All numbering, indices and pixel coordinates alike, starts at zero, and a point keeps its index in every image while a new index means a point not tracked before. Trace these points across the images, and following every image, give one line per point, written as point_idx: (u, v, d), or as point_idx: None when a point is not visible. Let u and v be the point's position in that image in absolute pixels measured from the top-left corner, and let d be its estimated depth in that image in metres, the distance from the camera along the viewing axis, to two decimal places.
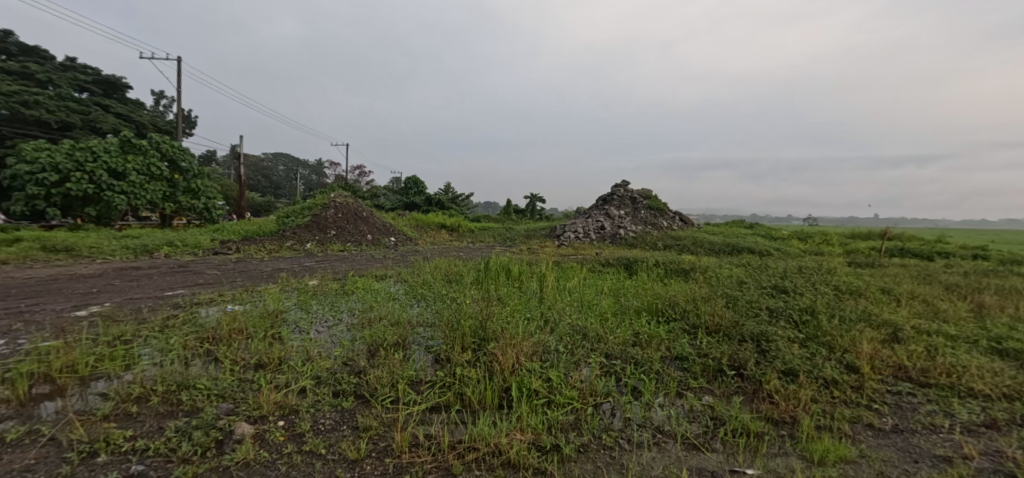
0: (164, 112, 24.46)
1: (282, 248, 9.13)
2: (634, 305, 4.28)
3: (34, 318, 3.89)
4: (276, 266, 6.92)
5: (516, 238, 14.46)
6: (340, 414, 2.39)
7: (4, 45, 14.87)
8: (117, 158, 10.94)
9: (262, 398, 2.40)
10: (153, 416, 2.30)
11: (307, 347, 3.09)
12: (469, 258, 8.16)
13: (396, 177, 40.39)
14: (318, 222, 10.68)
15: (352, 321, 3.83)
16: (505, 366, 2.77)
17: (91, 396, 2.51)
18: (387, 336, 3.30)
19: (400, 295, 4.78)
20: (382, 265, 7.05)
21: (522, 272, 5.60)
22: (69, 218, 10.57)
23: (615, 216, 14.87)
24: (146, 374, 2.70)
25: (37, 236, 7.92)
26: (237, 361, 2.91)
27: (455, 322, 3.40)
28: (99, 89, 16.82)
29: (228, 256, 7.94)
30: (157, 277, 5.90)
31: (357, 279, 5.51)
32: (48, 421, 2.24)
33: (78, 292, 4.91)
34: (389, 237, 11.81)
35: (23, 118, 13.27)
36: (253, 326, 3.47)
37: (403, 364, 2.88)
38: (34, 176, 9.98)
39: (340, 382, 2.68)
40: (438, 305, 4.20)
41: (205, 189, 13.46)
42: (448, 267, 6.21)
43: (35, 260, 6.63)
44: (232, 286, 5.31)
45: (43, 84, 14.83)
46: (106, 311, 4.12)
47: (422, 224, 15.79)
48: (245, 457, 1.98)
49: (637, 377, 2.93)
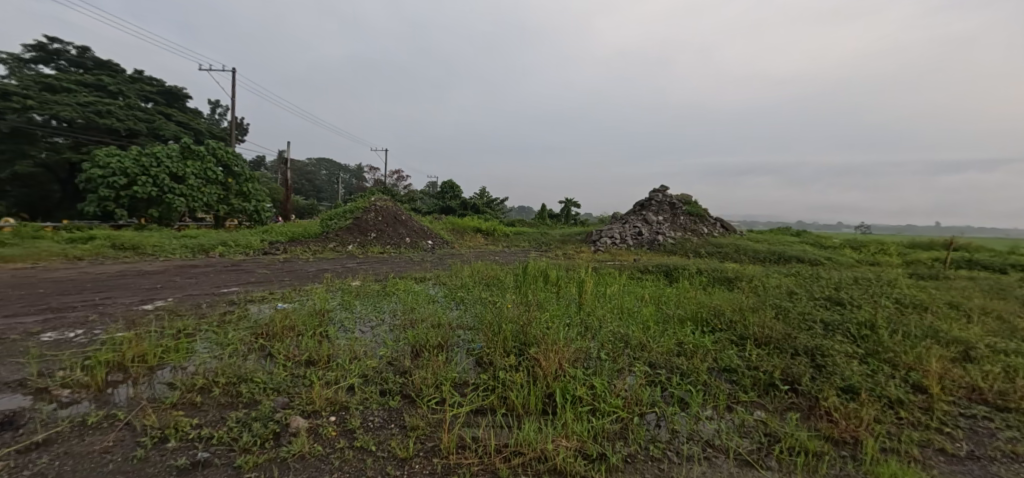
0: (219, 120, 26.10)
1: (325, 250, 9.52)
2: (678, 314, 4.15)
3: (107, 311, 4.22)
4: (319, 267, 7.16)
5: (551, 243, 14.38)
6: (387, 412, 2.45)
7: (81, 60, 16.26)
8: (177, 163, 11.75)
9: (314, 394, 2.49)
10: (215, 407, 2.43)
11: (353, 346, 3.19)
12: (505, 262, 8.25)
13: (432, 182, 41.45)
14: (360, 224, 11.05)
15: (394, 322, 3.91)
16: (548, 371, 2.77)
17: (159, 385, 2.68)
18: (429, 338, 3.36)
19: (439, 298, 4.86)
20: (421, 268, 7.16)
21: (560, 277, 5.55)
22: (134, 218, 11.43)
23: (652, 222, 14.58)
24: (207, 366, 2.88)
25: (108, 235, 8.59)
26: (288, 357, 3.03)
27: (496, 326, 3.43)
28: (162, 99, 18.10)
29: (276, 256, 8.35)
30: (212, 275, 6.26)
31: (397, 281, 5.64)
32: (122, 406, 2.41)
33: (143, 287, 5.27)
34: (427, 240, 12.06)
35: (96, 126, 14.47)
36: (303, 324, 3.62)
37: (446, 366, 2.93)
38: (105, 180, 10.81)
39: (386, 382, 2.74)
40: (478, 309, 4.24)
41: (254, 192, 14.22)
42: (485, 271, 6.24)
43: (106, 257, 7.21)
44: (281, 285, 5.57)
45: (115, 95, 16.09)
46: (169, 306, 4.41)
47: (458, 227, 15.97)
48: (301, 450, 2.05)
49: (683, 388, 2.84)
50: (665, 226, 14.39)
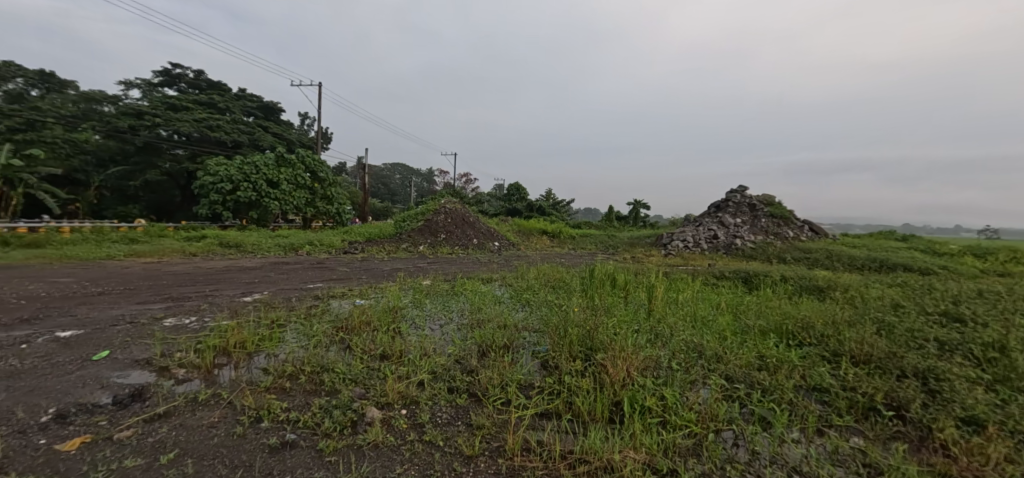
0: (308, 130, 28.72)
1: (399, 250, 10.08)
2: (759, 325, 3.82)
3: (215, 301, 4.81)
4: (393, 266, 7.60)
5: (618, 245, 14.02)
6: (455, 410, 2.52)
7: (198, 82, 18.69)
8: (272, 170, 13.09)
9: (387, 387, 2.63)
10: (302, 392, 2.65)
11: (424, 343, 3.32)
12: (571, 264, 8.17)
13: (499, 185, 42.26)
14: (430, 226, 11.56)
15: (462, 321, 4.03)
16: (615, 379, 2.69)
17: (255, 370, 2.98)
18: (496, 338, 3.41)
19: (505, 299, 4.93)
20: (488, 269, 7.32)
21: (628, 282, 5.38)
22: (238, 219, 12.90)
23: (728, 225, 13.66)
24: (295, 355, 3.15)
25: (217, 234, 9.77)
26: (365, 350, 3.23)
27: (562, 329, 3.41)
28: (261, 113, 20.27)
29: (355, 255, 9.01)
30: (301, 271, 6.88)
31: (465, 281, 5.81)
32: (225, 387, 2.72)
33: (244, 281, 5.93)
34: (494, 241, 12.30)
35: (208, 139, 16.54)
36: (377, 320, 3.85)
37: (511, 367, 2.96)
38: (215, 186, 12.33)
39: (454, 380, 2.82)
40: (543, 311, 4.24)
41: (336, 196, 15.42)
42: (550, 273, 6.23)
43: (215, 254, 8.21)
44: (359, 282, 5.98)
45: (223, 111, 18.29)
46: (264, 299, 4.91)
47: (524, 229, 16.11)
48: (375, 439, 2.17)
49: (765, 405, 2.61)
50: (744, 229, 13.40)
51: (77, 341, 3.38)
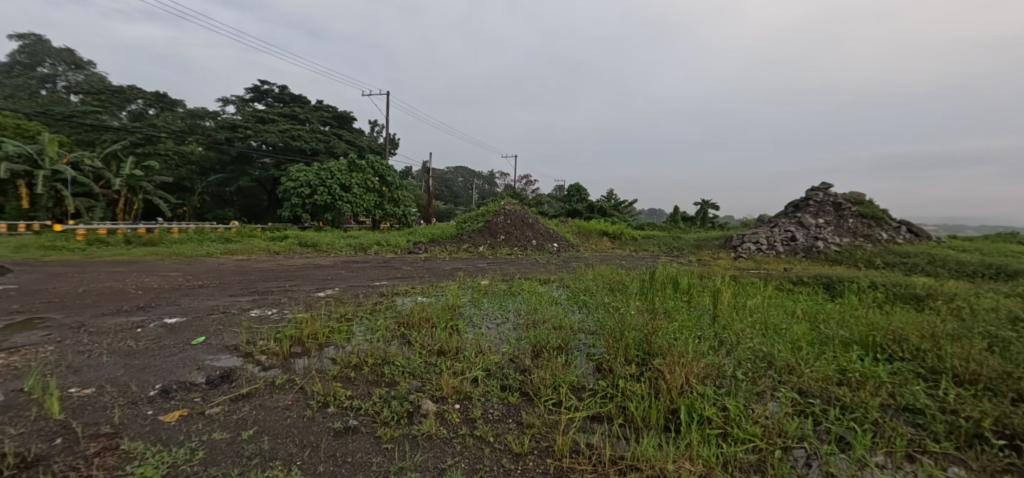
0: (377, 136, 30.51)
1: (460, 250, 10.39)
2: (841, 336, 3.46)
3: (294, 295, 5.27)
4: (454, 266, 7.85)
5: (684, 248, 13.38)
6: (506, 407, 2.55)
7: (282, 96, 20.56)
8: (345, 175, 14.07)
9: (443, 381, 2.72)
10: (365, 382, 2.82)
11: (479, 341, 3.40)
12: (632, 267, 7.94)
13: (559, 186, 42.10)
14: (491, 227, 11.79)
15: (517, 321, 4.07)
16: (672, 385, 2.58)
17: (325, 359, 3.23)
18: (550, 339, 3.41)
19: (562, 300, 4.90)
20: (546, 270, 7.35)
21: (692, 286, 5.13)
22: (315, 221, 14.01)
23: (809, 226, 12.50)
24: (360, 347, 3.37)
25: (298, 235, 10.70)
26: (424, 346, 3.37)
27: (618, 332, 3.32)
28: (336, 123, 21.85)
29: (419, 255, 9.43)
30: (369, 270, 7.34)
31: (523, 282, 5.86)
32: (299, 373, 2.97)
33: (319, 278, 6.44)
34: (553, 243, 12.27)
35: (291, 148, 18.13)
36: (436, 317, 3.99)
37: (565, 369, 2.94)
38: (296, 190, 13.52)
39: (506, 378, 2.86)
40: (600, 313, 4.16)
41: (403, 199, 16.20)
42: (609, 275, 6.10)
43: (296, 253, 9.00)
44: (421, 281, 6.26)
45: (303, 121, 19.96)
46: (335, 294, 5.31)
47: (584, 230, 15.91)
48: (429, 430, 2.26)
49: (844, 424, 2.36)
50: (828, 230, 12.19)
51: (180, 327, 3.88)
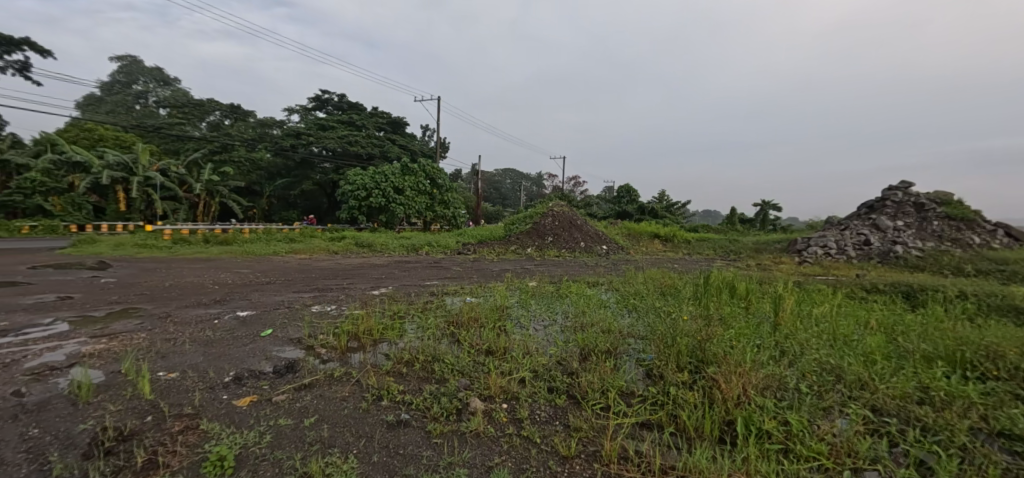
0: (428, 140, 31.48)
1: (508, 251, 10.49)
2: (923, 350, 3.14)
3: (352, 293, 5.57)
4: (502, 267, 7.94)
5: (742, 251, 12.69)
6: (554, 409, 2.54)
7: (341, 104, 21.75)
8: (398, 179, 14.64)
9: (490, 380, 2.76)
10: (416, 378, 2.92)
11: (526, 342, 3.41)
12: (686, 271, 7.65)
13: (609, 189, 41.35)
14: (538, 229, 11.80)
15: (565, 324, 4.04)
16: (727, 395, 2.46)
17: (380, 354, 3.38)
18: (599, 343, 3.36)
19: (610, 303, 4.81)
20: (595, 272, 7.25)
21: (750, 291, 4.87)
22: (370, 222, 14.68)
23: (886, 229, 11.45)
24: (412, 344, 3.50)
25: (354, 236, 11.27)
26: (472, 345, 3.44)
27: (669, 338, 3.22)
28: (390, 128, 22.78)
29: (468, 256, 9.62)
30: (421, 269, 7.59)
31: (571, 284, 5.82)
32: (355, 367, 3.13)
33: (374, 277, 6.76)
34: (602, 245, 12.07)
35: (348, 153, 19.12)
36: (484, 317, 4.06)
37: (613, 373, 2.89)
38: (354, 193, 14.25)
39: (554, 380, 2.86)
40: (651, 318, 4.04)
41: (452, 201, 16.59)
42: (661, 279, 5.91)
43: (353, 252, 9.49)
44: (470, 281, 6.39)
45: (360, 127, 20.99)
46: (389, 293, 5.54)
47: (634, 232, 15.52)
48: (477, 428, 2.30)
49: (926, 448, 2.14)
50: (907, 233, 11.08)
51: (252, 320, 4.22)
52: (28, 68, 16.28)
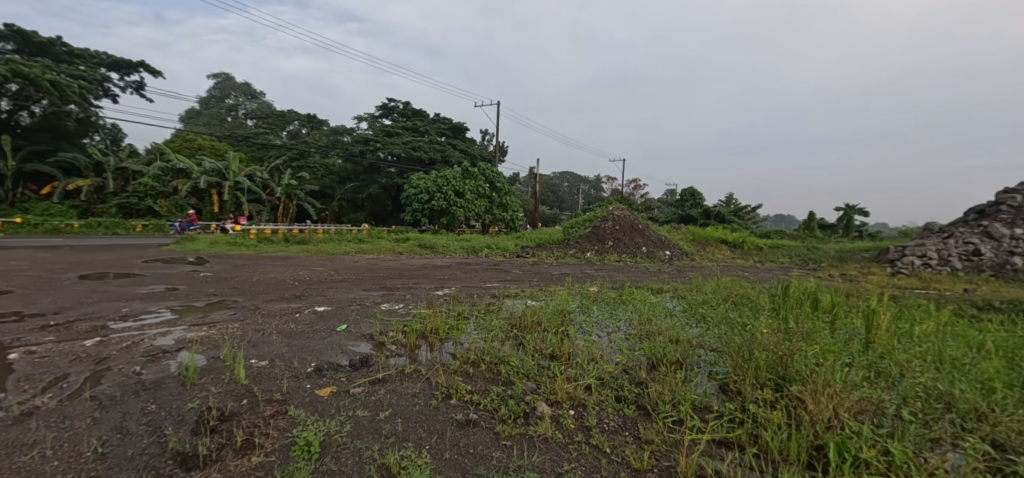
0: (486, 144, 32.10)
1: (567, 255, 10.42)
2: None
3: (418, 292, 5.80)
4: (562, 271, 7.90)
5: (823, 260, 11.67)
6: (623, 419, 2.47)
7: (405, 111, 22.78)
8: (459, 182, 15.06)
9: (556, 385, 2.75)
10: (483, 379, 2.97)
11: (590, 349, 3.36)
12: (761, 280, 7.17)
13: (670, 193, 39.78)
14: (598, 233, 11.61)
15: (630, 332, 3.93)
16: (816, 417, 2.26)
17: (445, 353, 3.48)
18: (668, 353, 3.23)
19: (677, 312, 4.62)
20: (659, 279, 7.00)
21: (836, 304, 4.46)
22: (432, 224, 15.23)
23: (1004, 237, 10.00)
24: (476, 345, 3.56)
25: (417, 237, 11.73)
26: (536, 348, 3.44)
27: (746, 351, 3.02)
28: (450, 133, 23.48)
29: (527, 259, 9.68)
30: (482, 271, 7.73)
31: (633, 290, 5.66)
32: (424, 364, 3.25)
33: (437, 277, 6.98)
34: (665, 250, 11.62)
35: (411, 158, 19.97)
36: (547, 321, 4.05)
37: (684, 385, 2.76)
38: (417, 196, 14.88)
39: (621, 389, 2.78)
40: (723, 329, 3.82)
41: (511, 204, 16.77)
42: (732, 287, 5.59)
43: (417, 253, 9.88)
44: (531, 284, 6.40)
45: (422, 133, 21.84)
46: (452, 293, 5.70)
47: (699, 238, 14.80)
48: (544, 433, 2.30)
49: None
50: None
51: (328, 315, 4.53)
52: (143, 87, 18.69)
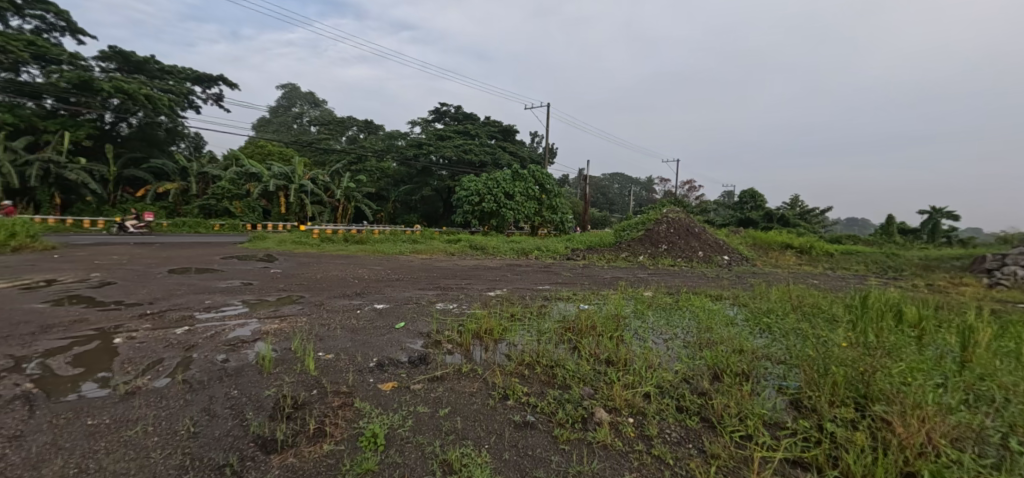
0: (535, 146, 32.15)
1: (619, 258, 10.21)
2: None
3: (471, 293, 5.91)
4: (614, 275, 7.75)
5: (906, 268, 10.62)
6: (685, 431, 2.38)
7: (457, 115, 23.31)
8: (509, 184, 15.19)
9: (614, 392, 2.70)
10: (538, 381, 2.97)
11: (648, 355, 3.27)
12: (834, 289, 6.65)
13: (727, 195, 37.84)
14: (651, 236, 11.29)
15: (688, 339, 3.78)
16: (907, 441, 2.06)
17: (500, 354, 3.52)
18: (732, 363, 3.07)
19: (739, 320, 4.39)
20: (719, 285, 6.69)
21: (925, 318, 4.05)
22: (482, 226, 15.50)
23: None
24: (529, 347, 3.57)
25: (468, 239, 11.96)
26: (591, 353, 3.40)
27: (821, 365, 2.81)
28: (501, 136, 23.72)
29: (577, 262, 9.59)
30: (533, 273, 7.75)
31: (691, 296, 5.45)
32: (480, 364, 3.30)
33: (489, 278, 7.09)
34: (723, 255, 11.08)
35: (462, 161, 20.40)
36: (601, 325, 3.98)
37: (751, 398, 2.62)
38: (468, 198, 15.19)
39: (682, 399, 2.68)
40: (792, 340, 3.59)
41: (560, 206, 16.69)
42: (802, 296, 5.23)
43: (468, 254, 10.07)
44: (583, 287, 6.33)
45: (473, 136, 22.25)
46: (504, 295, 5.76)
47: (761, 242, 13.99)
48: (604, 440, 2.26)
49: None
50: None
51: (387, 312, 4.73)
52: (221, 98, 20.45)
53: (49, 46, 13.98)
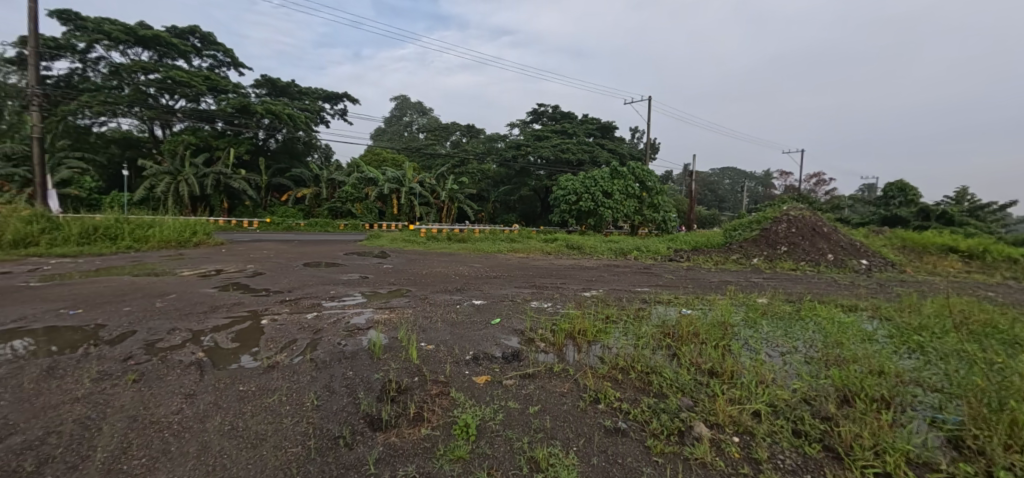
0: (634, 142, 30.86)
1: (729, 261, 9.33)
2: None
3: (566, 292, 5.89)
4: (721, 278, 7.11)
5: None
6: (803, 459, 2.08)
7: (554, 115, 23.39)
8: (608, 182, 14.79)
9: (717, 406, 2.47)
10: (632, 387, 2.84)
11: (760, 369, 2.93)
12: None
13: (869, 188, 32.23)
14: (768, 237, 10.13)
15: (812, 354, 3.31)
16: None
17: (593, 356, 3.44)
18: (868, 386, 2.61)
19: (880, 335, 3.72)
20: (854, 293, 5.75)
21: None
22: (579, 225, 15.43)
23: None
24: (623, 351, 3.44)
25: (564, 238, 11.93)
26: (692, 362, 3.15)
27: (997, 397, 2.25)
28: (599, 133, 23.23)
29: (680, 264, 8.99)
30: (630, 274, 7.46)
31: (816, 305, 4.77)
32: (571, 365, 3.27)
33: (585, 279, 6.99)
34: (862, 259, 9.46)
35: (560, 160, 20.43)
36: (705, 333, 3.67)
37: (894, 430, 2.20)
38: (565, 197, 15.17)
39: (801, 423, 2.35)
40: (955, 364, 2.93)
41: (662, 204, 15.83)
42: (975, 310, 4.24)
43: (563, 254, 10.05)
44: (686, 291, 5.90)
45: (570, 135, 22.13)
46: (599, 296, 5.64)
47: (914, 245, 11.71)
48: (702, 457, 2.08)
49: None
50: None
51: (484, 308, 4.94)
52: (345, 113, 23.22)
53: (220, 79, 17.19)
